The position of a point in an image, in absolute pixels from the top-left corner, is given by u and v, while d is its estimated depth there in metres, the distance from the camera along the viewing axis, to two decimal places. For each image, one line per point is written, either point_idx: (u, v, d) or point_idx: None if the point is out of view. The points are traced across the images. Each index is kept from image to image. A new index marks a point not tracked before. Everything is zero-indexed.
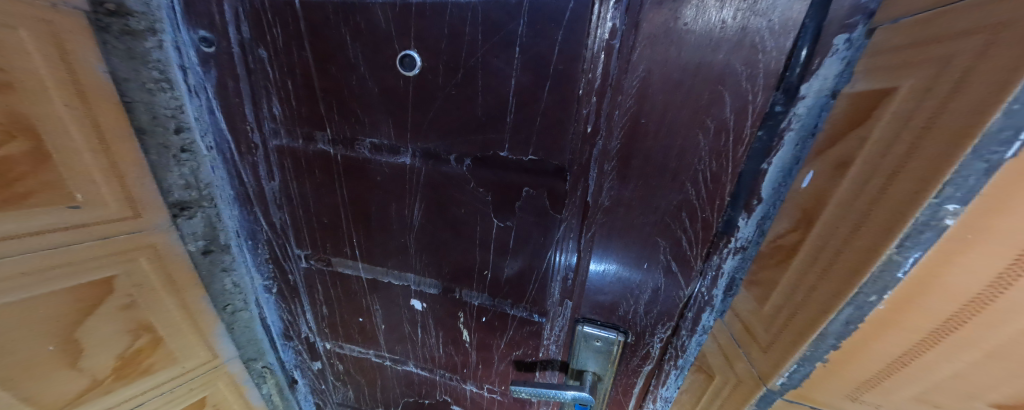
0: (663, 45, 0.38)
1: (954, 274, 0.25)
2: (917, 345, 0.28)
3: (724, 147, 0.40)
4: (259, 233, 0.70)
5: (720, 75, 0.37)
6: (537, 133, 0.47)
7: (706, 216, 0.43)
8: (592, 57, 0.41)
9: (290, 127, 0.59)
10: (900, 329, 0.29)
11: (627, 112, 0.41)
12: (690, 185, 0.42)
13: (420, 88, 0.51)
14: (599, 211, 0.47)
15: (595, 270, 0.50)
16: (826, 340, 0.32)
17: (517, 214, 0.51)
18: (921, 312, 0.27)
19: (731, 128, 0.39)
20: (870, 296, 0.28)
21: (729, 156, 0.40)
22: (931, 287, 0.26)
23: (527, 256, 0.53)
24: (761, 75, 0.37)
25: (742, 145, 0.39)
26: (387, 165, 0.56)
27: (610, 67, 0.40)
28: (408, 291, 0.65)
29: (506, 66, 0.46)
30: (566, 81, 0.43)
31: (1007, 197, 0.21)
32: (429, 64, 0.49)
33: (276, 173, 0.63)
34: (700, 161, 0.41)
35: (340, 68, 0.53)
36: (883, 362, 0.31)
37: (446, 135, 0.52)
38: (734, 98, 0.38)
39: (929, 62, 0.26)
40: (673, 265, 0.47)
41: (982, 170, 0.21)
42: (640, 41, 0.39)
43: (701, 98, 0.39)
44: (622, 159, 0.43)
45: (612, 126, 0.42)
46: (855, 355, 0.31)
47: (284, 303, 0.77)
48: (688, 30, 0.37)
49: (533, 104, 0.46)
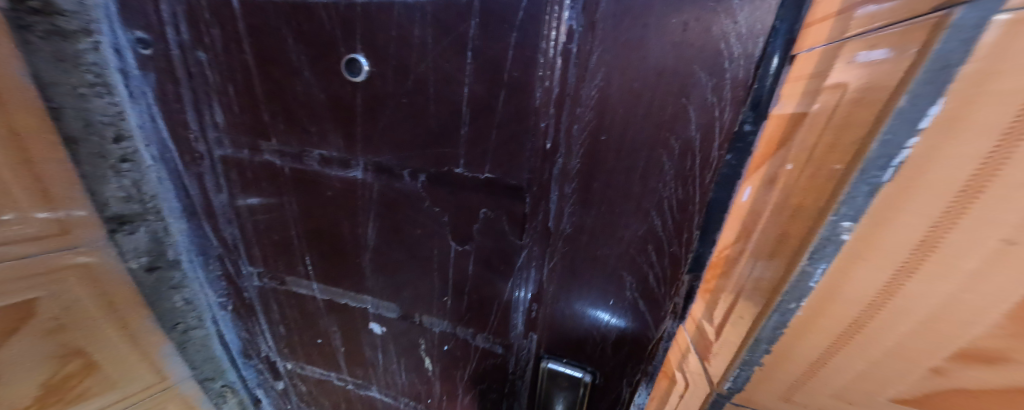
0: (625, 50, 0.33)
1: (852, 290, 0.21)
2: (815, 365, 0.25)
3: (691, 171, 0.34)
4: (210, 249, 0.65)
5: (683, 85, 0.32)
6: (493, 148, 0.42)
7: (674, 250, 0.38)
8: (548, 62, 0.36)
9: (235, 136, 0.54)
10: (796, 359, 0.26)
11: (589, 126, 0.36)
12: (655, 213, 0.37)
13: (369, 94, 0.45)
14: (561, 239, 0.42)
15: (558, 305, 0.45)
16: (760, 345, 0.27)
17: (475, 238, 0.46)
18: (823, 331, 0.24)
19: (698, 150, 0.34)
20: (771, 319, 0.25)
21: (696, 181, 0.35)
22: (828, 308, 0.23)
23: (491, 283, 0.48)
24: (727, 87, 0.31)
25: (709, 169, 0.34)
26: (337, 179, 0.51)
27: (567, 75, 0.36)
28: (367, 314, 0.60)
29: (458, 71, 0.40)
30: (521, 88, 0.38)
31: (890, 207, 0.18)
32: (377, 68, 0.44)
33: (223, 185, 0.58)
34: (664, 187, 0.36)
35: (281, 73, 0.48)
36: (784, 383, 0.27)
37: (399, 148, 0.47)
38: (700, 114, 0.33)
39: (824, 97, 0.23)
40: (641, 303, 0.42)
41: (865, 190, 0.19)
42: (599, 44, 0.34)
43: (663, 112, 0.34)
44: (583, 180, 0.38)
45: (573, 140, 0.37)
46: (766, 374, 0.27)
47: (241, 321, 0.72)
48: (648, 33, 0.32)
49: (488, 115, 0.41)
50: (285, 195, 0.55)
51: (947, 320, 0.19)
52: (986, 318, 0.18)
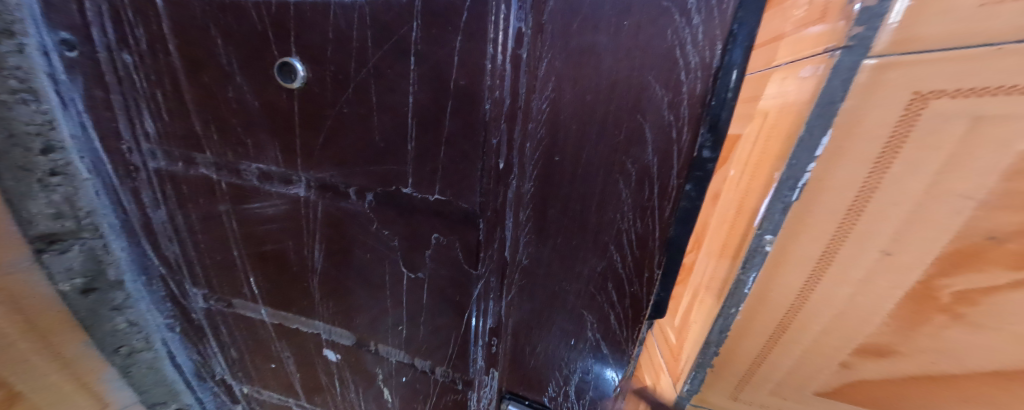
0: (577, 57, 0.29)
1: (778, 290, 0.23)
2: (755, 362, 0.26)
3: (648, 200, 0.31)
4: (151, 269, 0.60)
5: (637, 100, 0.28)
6: (443, 167, 0.37)
7: (635, 290, 0.35)
8: (495, 69, 0.31)
9: (168, 147, 0.49)
10: (738, 360, 0.26)
11: (540, 145, 0.32)
12: (614, 247, 0.34)
13: (307, 103, 0.40)
14: (517, 271, 0.38)
15: (518, 343, 0.41)
16: (708, 348, 0.26)
17: (428, 264, 0.42)
18: (757, 329, 0.25)
19: (655, 175, 0.30)
20: (712, 327, 0.26)
21: (655, 213, 0.31)
22: (757, 314, 0.24)
23: (448, 312, 0.43)
24: (685, 103, 0.27)
25: (667, 200, 0.31)
26: (279, 196, 0.46)
27: (518, 85, 0.31)
28: (320, 340, 0.55)
29: (402, 79, 0.35)
30: (469, 99, 0.33)
31: (801, 215, 0.20)
32: (315, 75, 0.38)
33: (161, 200, 0.53)
34: (623, 218, 0.32)
35: (214, 79, 0.43)
36: (733, 382, 0.27)
37: (341, 167, 0.42)
38: (657, 134, 0.29)
39: (768, 120, 0.22)
40: (603, 344, 0.38)
41: (779, 210, 0.20)
42: (552, 47, 0.29)
43: (617, 133, 0.30)
44: (538, 207, 0.34)
45: (525, 161, 0.33)
46: (718, 377, 0.27)
47: (191, 343, 0.67)
48: (599, 37, 0.28)
49: (435, 128, 0.36)
50: (225, 212, 0.50)
51: (849, 306, 0.21)
52: (891, 302, 0.20)
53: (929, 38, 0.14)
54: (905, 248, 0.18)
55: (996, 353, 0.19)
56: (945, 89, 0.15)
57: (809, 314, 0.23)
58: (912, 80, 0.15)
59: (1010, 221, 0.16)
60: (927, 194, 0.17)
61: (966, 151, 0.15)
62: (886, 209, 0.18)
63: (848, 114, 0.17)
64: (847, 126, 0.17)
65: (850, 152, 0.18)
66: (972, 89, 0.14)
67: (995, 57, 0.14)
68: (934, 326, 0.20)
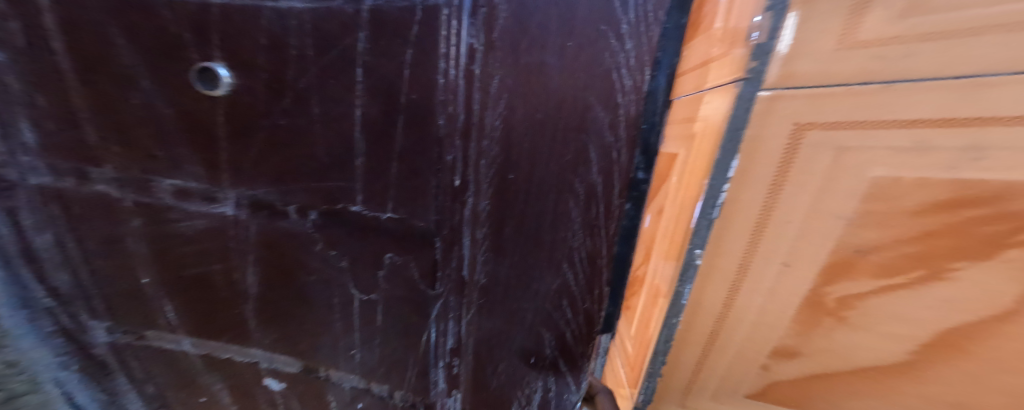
0: (529, 74, 0.29)
1: (709, 296, 0.30)
2: (697, 360, 0.33)
3: (595, 219, 0.35)
4: (37, 300, 0.49)
5: (581, 119, 0.31)
6: (395, 184, 0.35)
7: (587, 307, 0.40)
8: (449, 85, 0.31)
9: (51, 160, 0.40)
10: (682, 366, 0.34)
11: (493, 164, 0.32)
12: (567, 265, 0.37)
13: (234, 113, 0.35)
14: (476, 289, 0.38)
15: (479, 360, 0.42)
16: (657, 357, 0.34)
17: (382, 286, 0.40)
18: (694, 331, 0.32)
19: (600, 194, 0.34)
20: (671, 318, 0.32)
21: (601, 230, 0.35)
22: (695, 319, 0.31)
23: (404, 333, 0.43)
24: (623, 123, 0.31)
25: (613, 217, 0.35)
26: (200, 216, 0.41)
27: (473, 100, 0.30)
28: (258, 369, 0.50)
29: (348, 90, 0.33)
30: (422, 114, 0.32)
31: (720, 239, 0.27)
32: (244, 81, 0.33)
33: (43, 222, 0.44)
34: (573, 237, 0.36)
35: (111, 81, 0.36)
36: (688, 373, 0.34)
37: (276, 182, 0.38)
38: (599, 152, 0.32)
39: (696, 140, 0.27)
40: (560, 361, 0.42)
41: (705, 225, 0.27)
42: (506, 63, 0.29)
43: (565, 152, 0.32)
44: (494, 222, 0.35)
45: (481, 180, 0.33)
46: (671, 372, 0.34)
47: (94, 381, 0.56)
48: (548, 58, 0.29)
49: (386, 144, 0.34)
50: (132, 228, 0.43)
51: (765, 303, 0.29)
52: (785, 301, 0.28)
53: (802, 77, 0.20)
54: (798, 259, 0.26)
55: (870, 349, 0.28)
56: (815, 118, 0.21)
57: (740, 301, 0.29)
58: (794, 111, 0.21)
59: (863, 232, 0.23)
60: (808, 216, 0.24)
61: (831, 177, 0.22)
62: (784, 221, 0.25)
63: (750, 142, 0.23)
64: (753, 148, 0.23)
65: (753, 177, 0.24)
66: (831, 119, 0.21)
67: (844, 93, 0.20)
68: (826, 328, 0.28)
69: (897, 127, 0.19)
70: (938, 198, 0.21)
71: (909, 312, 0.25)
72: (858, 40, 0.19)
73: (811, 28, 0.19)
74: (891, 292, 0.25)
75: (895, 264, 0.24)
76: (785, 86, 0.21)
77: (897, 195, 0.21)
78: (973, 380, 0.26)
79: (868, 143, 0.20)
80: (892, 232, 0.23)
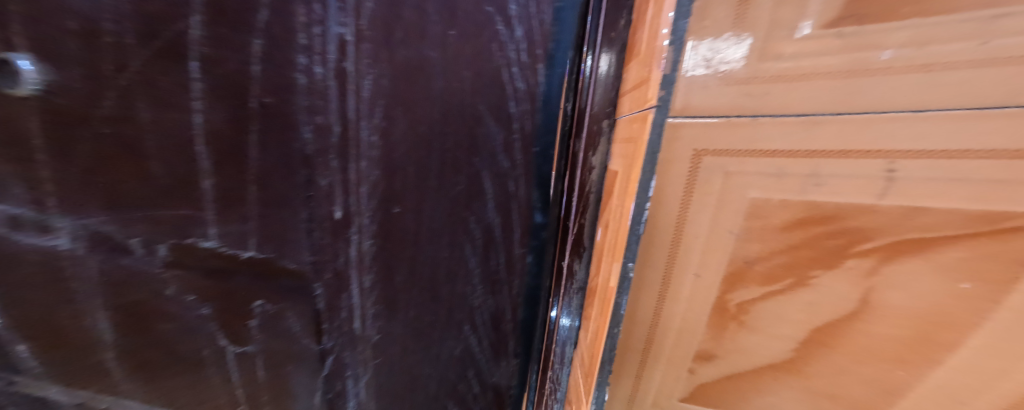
0: (414, 71, 0.55)
1: (640, 306, 0.35)
2: (638, 368, 0.37)
3: (491, 245, 0.65)
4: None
5: (462, 110, 0.57)
6: (283, 154, 0.57)
7: (506, 275, 0.67)
8: (328, 70, 0.54)
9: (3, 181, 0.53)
10: (625, 373, 0.38)
11: (377, 184, 0.58)
12: (475, 235, 0.64)
13: (161, 126, 0.53)
14: (379, 244, 0.61)
15: (369, 328, 0.66)
16: (604, 366, 0.38)
17: (294, 264, 0.62)
18: (633, 339, 0.36)
19: (507, 197, 0.63)
20: (613, 328, 0.36)
21: (510, 212, 0.64)
22: (633, 328, 0.36)
23: (299, 303, 0.65)
24: (515, 116, 0.60)
25: (521, 185, 0.63)
26: (135, 221, 0.57)
27: (351, 81, 0.55)
28: (198, 349, 0.65)
29: (243, 66, 0.52)
30: (290, 87, 0.55)
31: (648, 252, 0.33)
32: (168, 89, 0.52)
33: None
34: (472, 216, 0.63)
35: (64, 98, 0.50)
36: (630, 381, 0.38)
37: (199, 200, 0.57)
38: (495, 113, 0.59)
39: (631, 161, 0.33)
40: (473, 338, 0.70)
41: (634, 239, 0.32)
42: (391, 61, 0.54)
43: (460, 129, 0.58)
44: (386, 151, 0.57)
45: (364, 208, 0.59)
46: (619, 379, 0.38)
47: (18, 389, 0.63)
48: (425, 51, 0.55)
49: (287, 159, 0.58)
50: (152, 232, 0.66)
51: (685, 310, 0.33)
52: (702, 307, 0.33)
53: (698, 110, 0.28)
54: (706, 270, 0.31)
55: (766, 349, 0.32)
56: (711, 145, 0.28)
57: (667, 309, 0.34)
58: (695, 139, 0.28)
59: (748, 245, 0.29)
60: (711, 232, 0.30)
61: (722, 199, 0.29)
62: (694, 236, 0.30)
63: (663, 163, 0.30)
64: (667, 169, 0.30)
65: (666, 197, 0.31)
66: (720, 147, 0.27)
67: (727, 124, 0.27)
68: (732, 331, 0.33)
69: (766, 157, 0.26)
70: (796, 217, 0.27)
71: (785, 314, 0.30)
72: (735, 78, 0.26)
73: (698, 83, 0.27)
74: (772, 297, 0.30)
75: (774, 274, 0.29)
76: (687, 116, 0.28)
77: (767, 214, 0.28)
78: (834, 372, 0.30)
79: (745, 170, 0.27)
80: (766, 245, 0.29)
